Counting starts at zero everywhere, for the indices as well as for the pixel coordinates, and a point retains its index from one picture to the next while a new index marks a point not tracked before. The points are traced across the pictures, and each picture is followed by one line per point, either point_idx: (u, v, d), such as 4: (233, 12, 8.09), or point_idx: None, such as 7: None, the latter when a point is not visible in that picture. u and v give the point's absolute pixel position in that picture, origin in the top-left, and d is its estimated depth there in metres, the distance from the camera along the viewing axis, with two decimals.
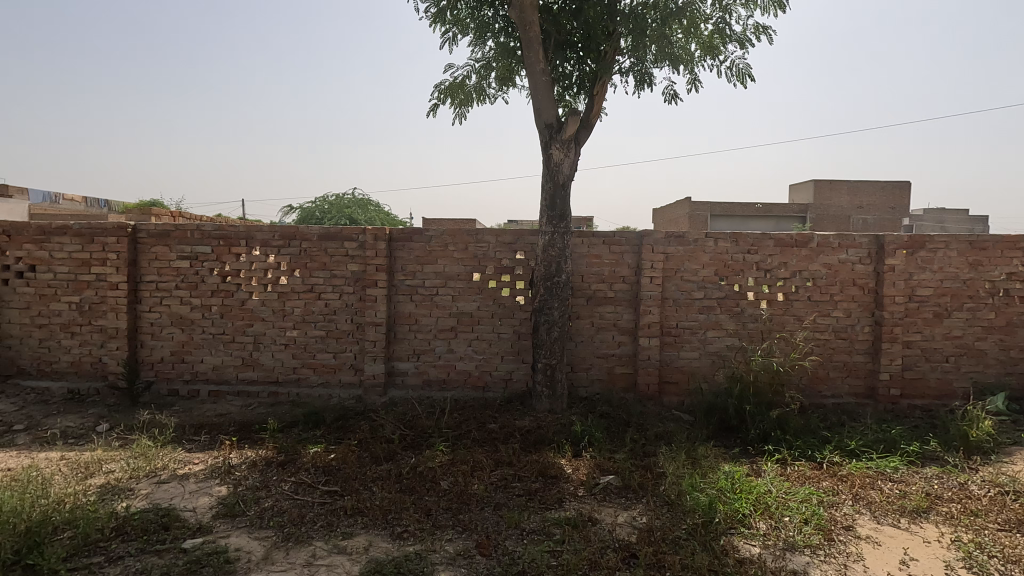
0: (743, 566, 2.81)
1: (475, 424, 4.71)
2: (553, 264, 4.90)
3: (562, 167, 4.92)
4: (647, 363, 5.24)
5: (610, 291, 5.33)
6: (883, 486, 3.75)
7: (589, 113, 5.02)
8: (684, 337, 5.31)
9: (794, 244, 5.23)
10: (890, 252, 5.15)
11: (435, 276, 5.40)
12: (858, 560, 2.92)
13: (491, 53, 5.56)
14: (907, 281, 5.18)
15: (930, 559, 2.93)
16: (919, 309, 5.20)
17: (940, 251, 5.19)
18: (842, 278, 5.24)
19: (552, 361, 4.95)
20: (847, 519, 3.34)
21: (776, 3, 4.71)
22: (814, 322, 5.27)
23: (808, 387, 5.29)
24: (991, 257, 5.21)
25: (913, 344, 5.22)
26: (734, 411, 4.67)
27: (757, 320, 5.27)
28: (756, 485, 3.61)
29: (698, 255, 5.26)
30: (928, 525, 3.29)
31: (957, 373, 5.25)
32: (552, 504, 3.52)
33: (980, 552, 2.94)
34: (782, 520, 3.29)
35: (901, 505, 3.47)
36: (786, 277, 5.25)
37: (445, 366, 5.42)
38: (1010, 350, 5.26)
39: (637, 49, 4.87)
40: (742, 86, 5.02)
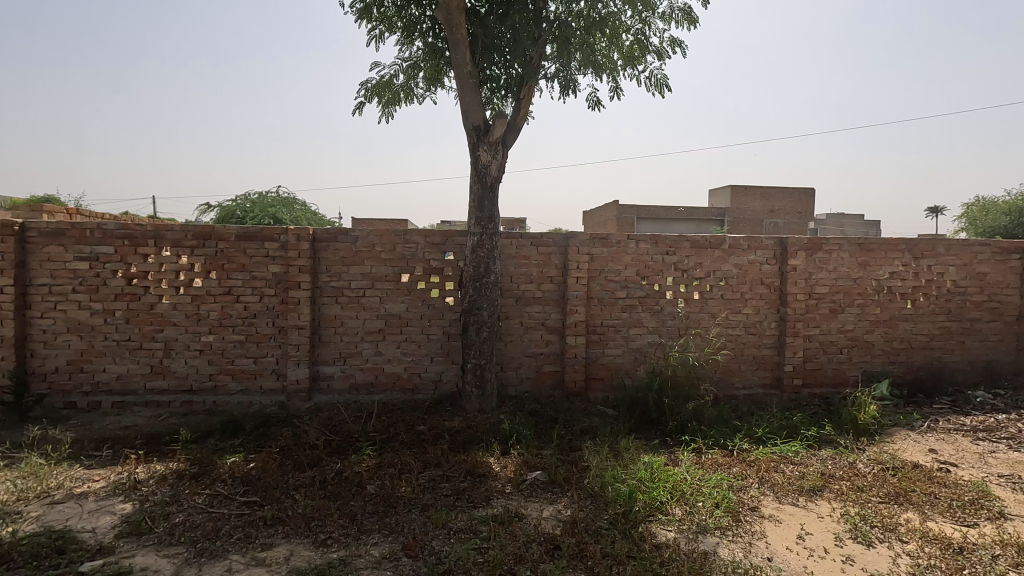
0: (659, 551, 2.97)
1: (404, 426, 4.66)
2: (482, 265, 4.94)
3: (490, 169, 4.96)
4: (574, 361, 5.40)
5: (538, 291, 5.44)
6: (785, 469, 4.07)
7: (516, 117, 5.10)
8: (609, 335, 5.51)
9: (708, 246, 5.57)
10: (793, 253, 5.59)
11: (362, 277, 5.29)
12: (761, 538, 3.16)
13: (418, 53, 5.53)
14: (807, 280, 5.65)
15: (823, 532, 3.22)
16: (817, 305, 5.68)
17: (834, 253, 5.69)
18: (751, 277, 5.63)
19: (481, 360, 4.99)
20: (753, 501, 3.61)
21: (689, 19, 5.00)
22: (727, 319, 5.63)
23: (722, 379, 5.64)
24: (876, 258, 5.78)
25: (812, 338, 5.70)
26: (653, 405, 4.92)
27: (675, 318, 5.56)
28: (673, 474, 3.83)
29: (621, 256, 5.48)
30: (822, 502, 3.61)
31: (850, 363, 5.78)
32: (480, 502, 3.56)
33: (864, 524, 3.27)
34: (696, 505, 3.51)
35: (800, 485, 3.79)
36: (701, 277, 5.57)
37: (373, 368, 5.33)
38: (893, 341, 5.86)
39: (563, 54, 5.02)
40: (660, 94, 5.05)
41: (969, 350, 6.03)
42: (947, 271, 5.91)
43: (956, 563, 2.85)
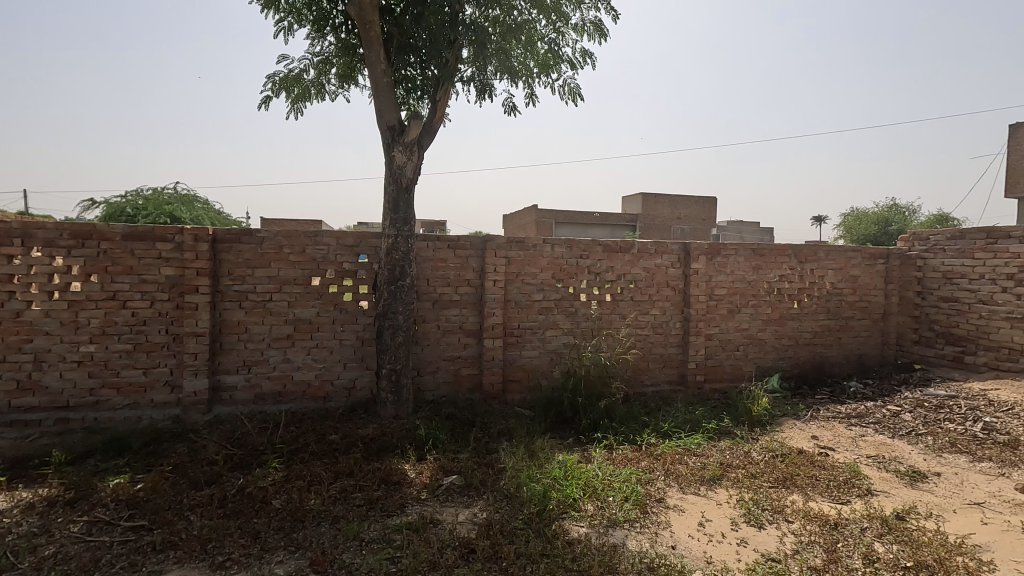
0: (571, 547, 3.05)
1: (314, 436, 4.47)
2: (397, 268, 4.84)
3: (405, 171, 4.88)
4: (491, 363, 5.43)
5: (455, 294, 5.42)
6: (688, 461, 4.32)
7: (432, 119, 5.05)
8: (525, 337, 5.59)
9: (619, 250, 5.81)
10: (695, 257, 5.97)
11: (269, 280, 5.01)
12: (665, 527, 3.33)
13: (330, 49, 5.35)
14: (707, 282, 6.05)
15: (721, 518, 3.46)
16: (717, 306, 6.10)
17: (731, 257, 6.13)
18: (658, 280, 5.94)
19: (396, 365, 4.89)
20: (659, 492, 3.80)
21: (600, 32, 5.19)
22: (636, 319, 5.90)
23: (633, 378, 5.90)
24: (767, 262, 6.30)
25: (713, 336, 6.11)
26: (568, 404, 5.08)
27: (589, 319, 5.75)
28: (585, 471, 3.95)
29: (537, 259, 5.58)
30: (720, 490, 3.87)
31: (745, 359, 6.25)
32: (393, 511, 3.48)
33: (756, 507, 3.54)
34: (607, 499, 3.64)
35: (701, 475, 4.04)
36: (613, 280, 5.80)
37: (281, 377, 5.06)
38: (782, 338, 6.40)
39: (479, 58, 5.04)
40: (573, 103, 5.17)
41: (844, 345, 6.72)
42: (826, 274, 6.56)
43: (832, 537, 3.16)
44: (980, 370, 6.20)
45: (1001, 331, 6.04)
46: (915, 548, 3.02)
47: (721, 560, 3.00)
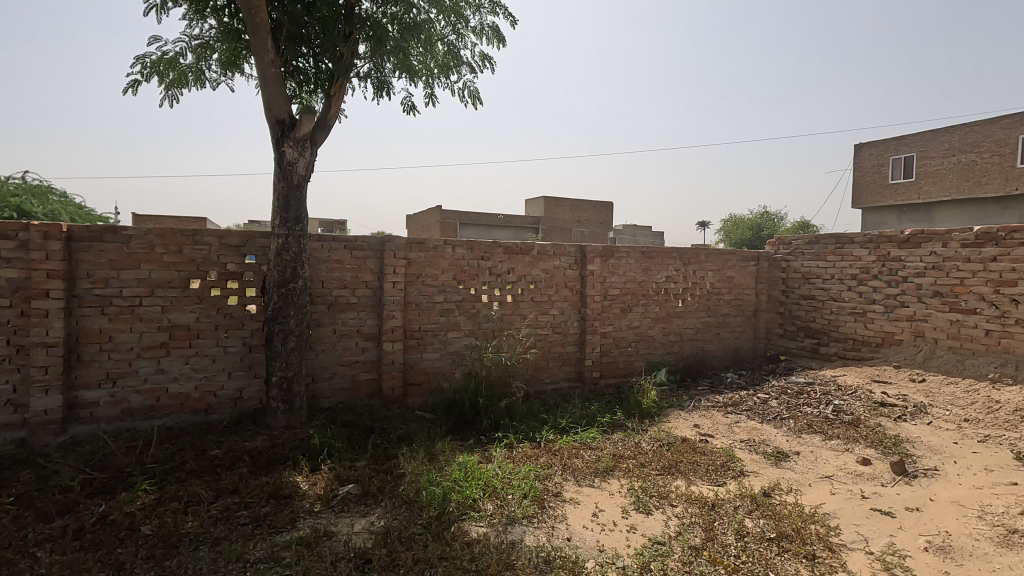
0: (470, 547, 3.06)
1: (193, 452, 4.10)
2: (288, 269, 4.59)
3: (296, 167, 4.63)
4: (391, 367, 5.30)
5: (352, 296, 5.23)
6: (584, 454, 4.51)
7: (326, 115, 4.84)
8: (426, 339, 5.52)
9: (519, 251, 5.93)
10: (591, 259, 6.24)
11: (138, 283, 4.53)
12: (562, 520, 3.45)
13: (211, 33, 4.95)
14: (602, 283, 6.34)
15: (612, 507, 3.64)
16: (611, 306, 6.42)
17: (623, 259, 6.48)
18: (556, 281, 6.14)
19: (288, 373, 4.63)
20: (556, 487, 3.92)
21: (498, 37, 5.27)
22: (536, 320, 6.05)
23: (533, 376, 6.04)
24: (656, 263, 6.73)
25: (607, 334, 6.42)
26: (469, 406, 5.11)
27: (490, 320, 5.80)
28: (485, 471, 3.99)
29: (438, 260, 5.54)
30: (613, 480, 4.08)
31: (637, 355, 6.64)
32: (283, 527, 3.28)
33: (644, 495, 3.78)
34: (506, 498, 3.69)
35: (595, 467, 4.23)
36: (513, 281, 5.90)
37: (153, 389, 4.59)
38: (669, 334, 6.87)
39: (377, 55, 4.90)
40: (474, 107, 5.19)
41: (722, 339, 7.36)
42: (707, 275, 7.14)
43: (710, 516, 3.44)
44: (831, 358, 7.07)
45: (847, 324, 6.92)
46: (778, 520, 3.38)
47: (612, 546, 3.15)
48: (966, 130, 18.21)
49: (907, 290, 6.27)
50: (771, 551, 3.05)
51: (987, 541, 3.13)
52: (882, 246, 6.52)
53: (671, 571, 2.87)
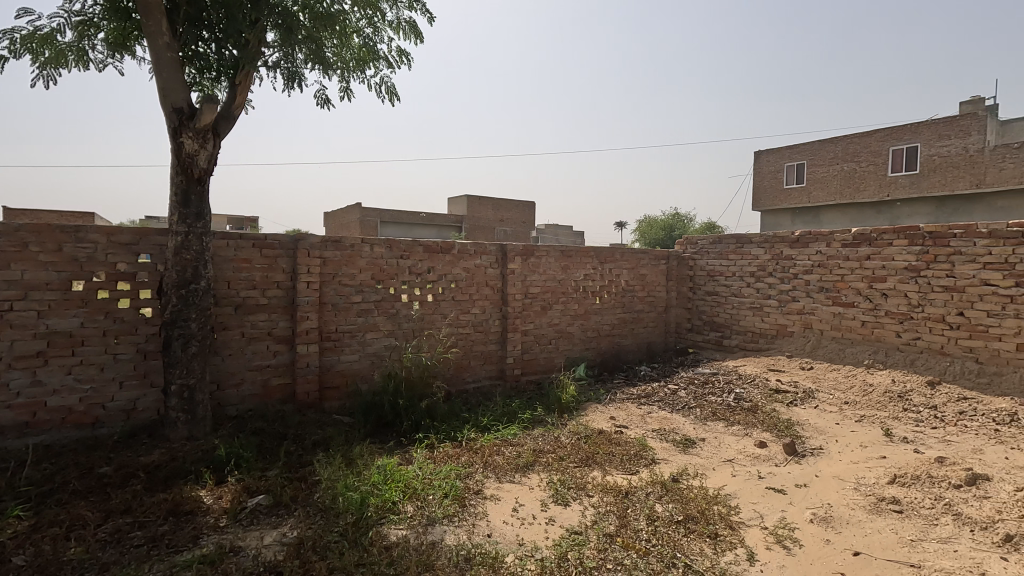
0: (389, 552, 3.00)
1: (77, 471, 3.72)
2: (188, 269, 4.27)
3: (198, 160, 4.30)
4: (305, 371, 5.08)
5: (262, 298, 4.96)
6: (505, 451, 4.55)
7: (230, 105, 4.56)
8: (343, 341, 5.35)
9: (440, 250, 5.89)
10: (511, 258, 6.32)
11: (8, 285, 4.03)
12: (482, 517, 3.47)
13: (95, 9, 4.49)
14: (522, 281, 6.44)
15: (532, 501, 3.71)
16: (531, 304, 6.53)
17: (543, 258, 6.62)
18: (477, 279, 6.16)
19: (189, 380, 4.31)
20: (477, 484, 3.94)
21: (416, 32, 5.20)
22: (457, 319, 6.03)
23: (454, 376, 6.02)
24: (574, 262, 6.93)
25: (528, 332, 6.52)
26: (389, 408, 5.01)
27: (410, 320, 5.71)
28: (405, 472, 3.93)
29: (355, 259, 5.38)
30: (533, 474, 4.16)
31: (557, 352, 6.80)
32: (184, 545, 3.06)
33: (563, 487, 3.88)
34: (426, 498, 3.66)
35: (516, 463, 4.29)
36: (434, 280, 5.85)
37: (28, 404, 4.11)
38: (587, 331, 7.10)
39: (286, 43, 4.66)
40: (391, 102, 5.05)
41: (636, 334, 7.71)
42: (622, 273, 7.44)
43: (623, 504, 3.60)
44: (733, 350, 7.60)
45: (746, 318, 7.47)
46: (685, 503, 3.59)
47: (532, 539, 3.21)
48: (847, 141, 20.21)
49: (797, 286, 6.87)
50: (679, 533, 3.24)
51: (861, 509, 3.50)
52: (776, 246, 7.10)
53: (587, 558, 2.97)
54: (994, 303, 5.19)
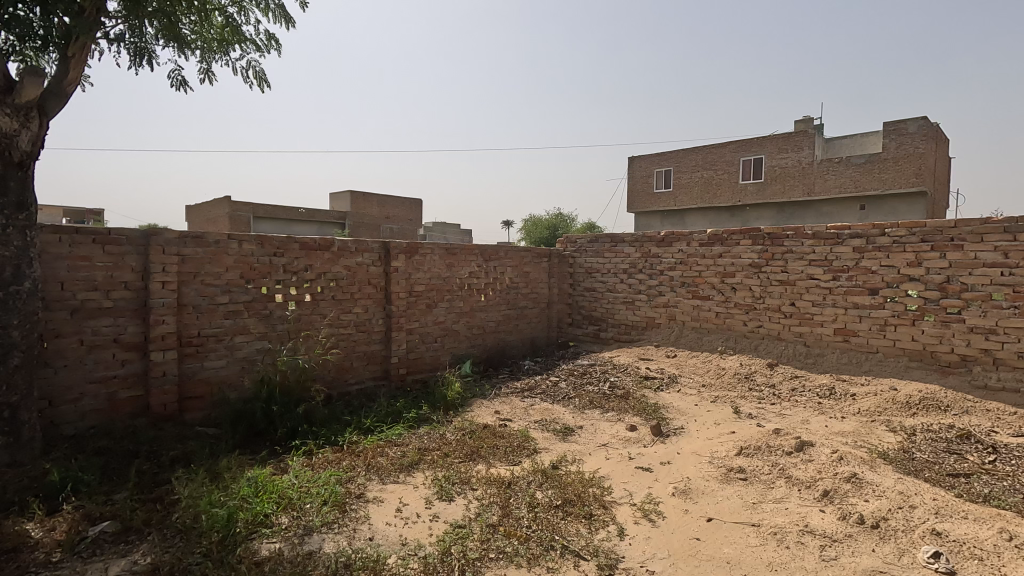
0: (260, 568, 2.81)
1: None
2: (6, 268, 3.65)
3: (19, 141, 3.67)
4: (162, 380, 4.58)
5: (106, 300, 4.39)
6: (388, 452, 4.47)
7: (60, 80, 3.98)
8: (208, 346, 4.90)
9: (318, 247, 5.61)
10: (394, 256, 6.20)
11: None
12: (363, 521, 3.38)
13: None
14: (406, 279, 6.35)
15: (416, 500, 3.68)
16: (416, 302, 6.46)
17: (428, 256, 6.58)
18: (359, 278, 5.96)
19: (11, 398, 3.70)
20: (358, 488, 3.82)
21: (285, 16, 4.90)
22: (337, 319, 5.79)
23: (335, 378, 5.78)
24: (459, 260, 6.98)
25: (413, 331, 6.44)
26: (261, 415, 4.69)
27: (285, 321, 5.38)
28: (279, 482, 3.71)
29: (220, 257, 4.95)
30: (417, 473, 4.13)
31: (442, 349, 6.79)
32: None
33: (447, 483, 3.90)
34: (303, 508, 3.48)
35: (400, 463, 4.23)
36: (312, 279, 5.57)
37: None
38: (472, 328, 7.18)
39: (131, 14, 4.12)
40: (260, 90, 4.68)
41: (520, 330, 7.94)
42: (506, 271, 7.62)
43: (506, 494, 3.70)
44: (608, 342, 8.12)
45: (620, 312, 8.01)
46: (563, 488, 3.78)
47: (415, 538, 3.19)
48: (706, 151, 22.39)
49: (663, 282, 7.51)
50: (557, 517, 3.40)
51: (714, 480, 3.92)
52: (645, 245, 7.68)
53: (470, 550, 3.02)
54: (817, 294, 6.07)
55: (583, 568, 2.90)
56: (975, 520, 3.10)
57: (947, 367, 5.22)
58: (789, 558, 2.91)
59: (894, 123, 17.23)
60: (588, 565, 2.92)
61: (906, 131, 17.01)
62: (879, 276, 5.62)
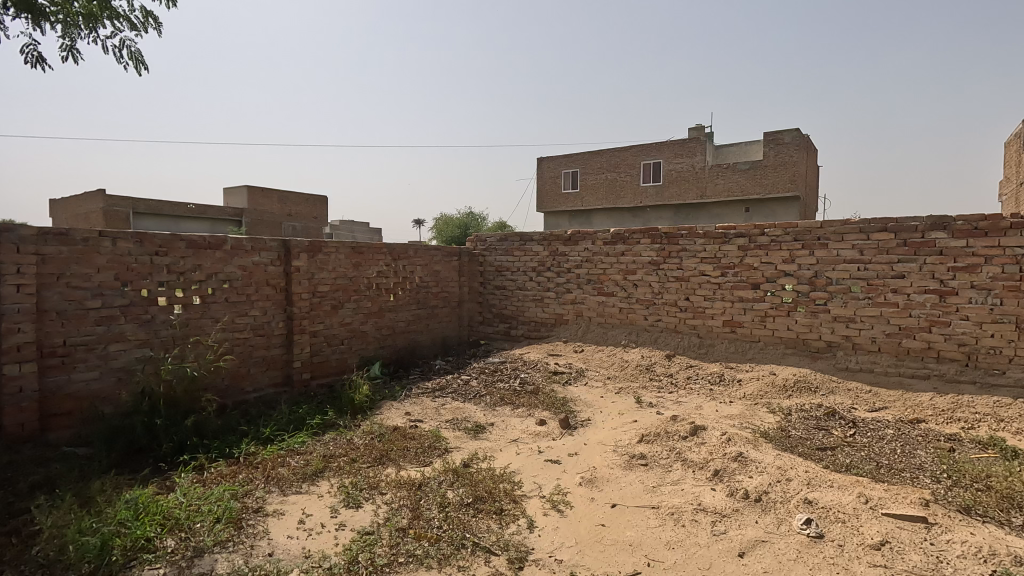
0: None
1: None
2: None
3: None
4: (18, 397, 4.02)
5: None
6: (290, 461, 4.23)
7: None
8: (76, 356, 4.37)
9: (208, 246, 5.20)
10: (295, 255, 5.89)
11: None
12: (262, 537, 3.18)
13: None
14: (309, 280, 6.06)
15: (321, 510, 3.52)
16: (320, 303, 6.18)
17: (332, 255, 6.31)
18: (256, 278, 5.59)
19: None
20: (256, 502, 3.59)
21: None
22: (232, 322, 5.40)
23: (230, 386, 5.38)
24: (366, 259, 6.77)
25: (317, 333, 6.16)
26: (142, 430, 4.26)
27: (170, 327, 4.93)
28: (164, 502, 3.39)
29: (91, 257, 4.44)
30: (322, 482, 3.95)
31: (349, 352, 6.55)
32: None
33: (355, 489, 3.77)
34: (193, 528, 3.20)
35: (303, 472, 4.03)
36: (201, 280, 5.15)
37: None
38: (381, 328, 6.99)
39: None
40: (135, 73, 4.07)
41: (431, 329, 7.85)
42: (415, 270, 7.49)
43: (416, 496, 3.64)
44: (519, 339, 8.24)
45: (530, 309, 8.17)
46: (474, 485, 3.78)
47: (319, 549, 3.05)
48: (609, 154, 23.38)
49: (570, 279, 7.74)
50: (468, 515, 3.40)
51: (618, 467, 4.11)
52: (553, 243, 7.88)
53: (379, 557, 2.94)
54: (708, 289, 6.55)
55: (493, 563, 2.92)
56: (839, 487, 3.50)
57: (816, 353, 5.85)
58: (684, 536, 3.12)
59: (773, 133, 18.97)
60: (499, 560, 2.95)
61: (783, 141, 18.80)
62: (760, 272, 6.17)
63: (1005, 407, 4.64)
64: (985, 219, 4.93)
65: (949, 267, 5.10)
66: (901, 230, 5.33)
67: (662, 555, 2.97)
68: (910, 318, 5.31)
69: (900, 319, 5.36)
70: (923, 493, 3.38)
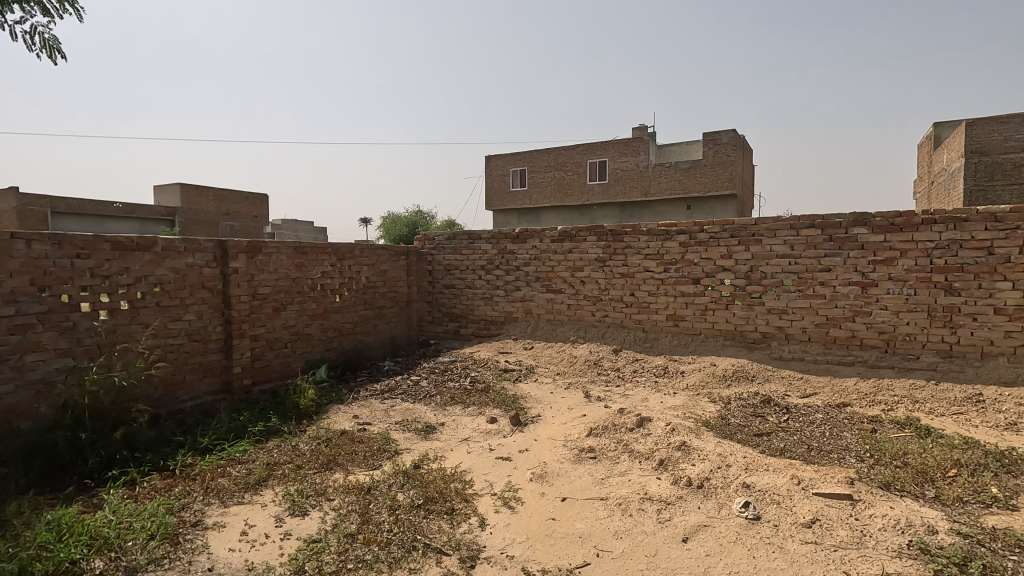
0: None
1: None
2: None
3: None
4: None
5: None
6: (231, 471, 4.07)
7: None
8: None
9: (136, 247, 4.90)
10: (233, 256, 5.64)
11: None
12: (201, 551, 3.04)
13: None
14: (249, 281, 5.82)
15: (265, 519, 3.40)
16: (261, 305, 5.95)
17: (273, 255, 6.09)
18: (191, 281, 5.33)
19: None
20: (195, 516, 3.43)
21: None
22: (164, 328, 5.12)
23: (164, 395, 5.11)
24: (309, 260, 6.57)
25: (258, 337, 5.92)
26: (65, 446, 3.98)
27: (95, 334, 4.62)
28: (90, 521, 3.17)
29: (3, 260, 4.10)
30: (267, 490, 3.82)
31: (293, 355, 6.34)
32: None
33: (301, 496, 3.66)
34: (124, 546, 3.02)
35: (246, 482, 3.88)
36: (130, 283, 4.86)
37: None
38: (326, 331, 6.80)
39: None
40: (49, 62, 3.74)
41: (378, 330, 7.71)
42: (361, 270, 7.34)
43: (365, 500, 3.58)
44: (469, 338, 8.23)
45: (479, 308, 8.16)
46: (424, 487, 3.75)
47: (263, 560, 2.95)
48: (557, 153, 23.66)
49: (519, 277, 7.79)
50: (419, 516, 3.37)
51: (567, 461, 4.19)
52: (501, 242, 7.90)
53: (326, 564, 2.88)
54: (652, 285, 6.75)
55: (444, 564, 2.91)
56: (773, 470, 3.69)
57: (753, 344, 6.14)
58: (632, 525, 3.21)
59: (712, 134, 19.71)
60: (450, 560, 2.94)
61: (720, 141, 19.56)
62: (700, 268, 6.41)
63: (919, 388, 5.03)
64: (900, 216, 5.31)
65: (870, 261, 5.46)
66: (827, 226, 5.67)
67: (611, 544, 3.05)
68: (837, 308, 5.66)
69: (827, 310, 5.71)
70: (848, 472, 3.61)
